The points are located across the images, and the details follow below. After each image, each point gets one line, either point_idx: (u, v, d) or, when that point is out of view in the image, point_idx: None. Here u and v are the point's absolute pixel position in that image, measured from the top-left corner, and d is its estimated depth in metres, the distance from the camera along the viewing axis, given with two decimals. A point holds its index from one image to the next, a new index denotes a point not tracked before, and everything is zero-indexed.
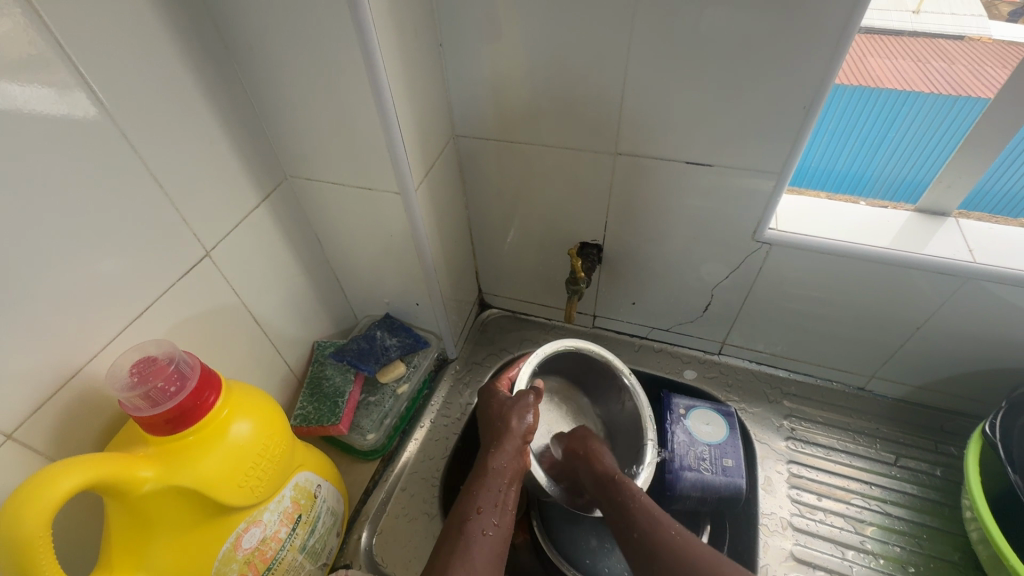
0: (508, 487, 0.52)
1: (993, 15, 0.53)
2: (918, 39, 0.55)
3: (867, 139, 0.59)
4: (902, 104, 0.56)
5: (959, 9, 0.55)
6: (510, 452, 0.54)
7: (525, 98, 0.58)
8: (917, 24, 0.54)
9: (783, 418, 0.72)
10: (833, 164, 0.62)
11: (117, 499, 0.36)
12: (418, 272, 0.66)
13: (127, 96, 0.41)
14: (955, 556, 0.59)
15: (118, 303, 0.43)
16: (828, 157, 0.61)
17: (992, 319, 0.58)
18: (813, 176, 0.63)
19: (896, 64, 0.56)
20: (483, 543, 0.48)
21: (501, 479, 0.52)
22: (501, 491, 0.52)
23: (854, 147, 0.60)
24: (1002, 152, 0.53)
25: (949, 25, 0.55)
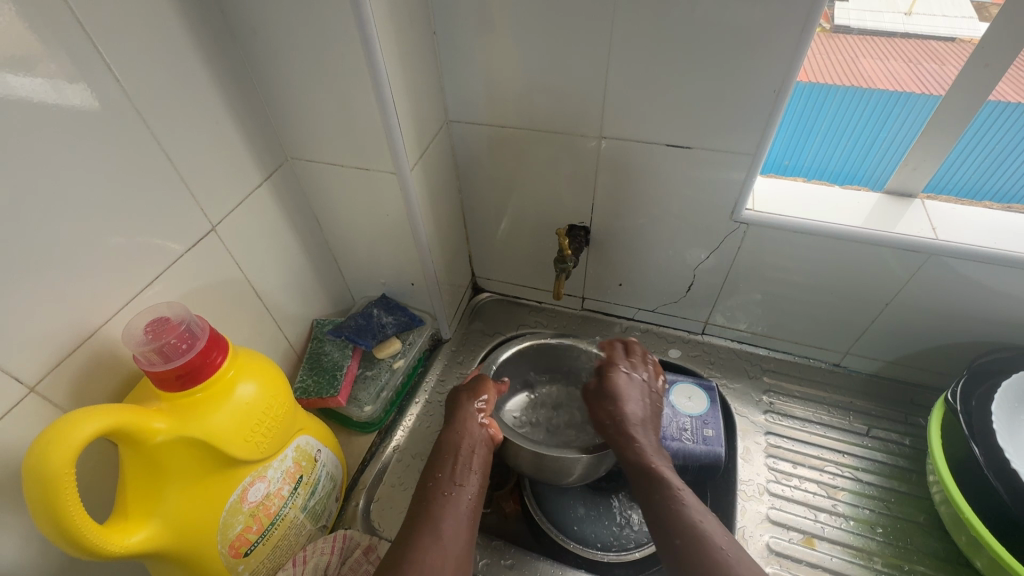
0: (465, 458, 0.57)
1: (984, 16, 0.51)
2: (908, 40, 0.62)
3: (859, 137, 0.63)
4: (896, 106, 0.59)
5: (951, 12, 0.57)
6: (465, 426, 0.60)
7: (515, 84, 0.61)
8: (908, 25, 0.61)
9: (762, 393, 0.75)
10: (827, 163, 0.66)
11: (133, 447, 0.39)
12: (413, 252, 0.68)
13: (136, 74, 0.43)
14: (920, 517, 0.63)
15: (130, 271, 0.46)
16: (823, 160, 0.66)
17: (954, 294, 0.62)
18: (807, 173, 0.67)
19: (887, 65, 0.61)
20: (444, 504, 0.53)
21: (458, 451, 0.58)
22: (459, 461, 0.57)
23: (847, 146, 0.64)
24: (962, 133, 0.57)
25: (941, 27, 0.57)
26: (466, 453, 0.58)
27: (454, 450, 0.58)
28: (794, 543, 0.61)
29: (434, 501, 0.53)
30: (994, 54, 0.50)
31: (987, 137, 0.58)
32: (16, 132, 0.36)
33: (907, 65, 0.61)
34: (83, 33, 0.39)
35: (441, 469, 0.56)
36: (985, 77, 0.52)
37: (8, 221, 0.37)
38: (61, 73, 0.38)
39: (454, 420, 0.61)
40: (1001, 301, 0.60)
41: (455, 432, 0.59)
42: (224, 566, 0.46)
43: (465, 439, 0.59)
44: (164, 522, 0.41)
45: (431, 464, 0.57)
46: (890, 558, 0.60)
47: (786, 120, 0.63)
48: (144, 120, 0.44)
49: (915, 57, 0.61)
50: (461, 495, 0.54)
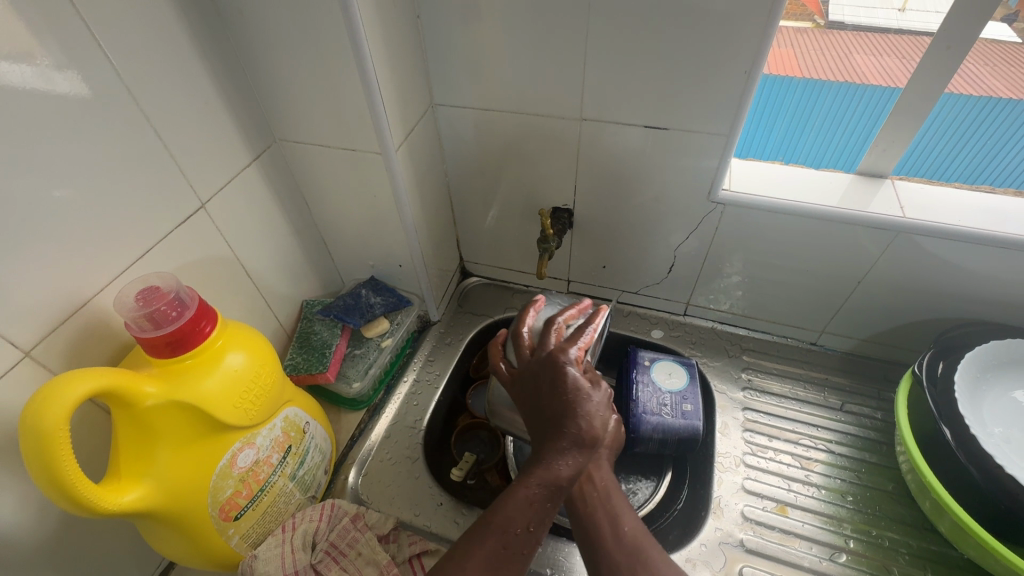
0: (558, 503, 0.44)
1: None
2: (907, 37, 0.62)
3: (854, 134, 0.69)
4: (884, 101, 0.67)
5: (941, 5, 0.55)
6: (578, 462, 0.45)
7: (498, 67, 0.63)
8: (902, 21, 0.61)
9: (741, 370, 0.77)
10: (822, 156, 0.70)
11: (125, 410, 0.41)
12: (400, 234, 0.70)
13: (123, 50, 0.44)
14: (890, 486, 0.65)
15: (123, 246, 0.47)
16: (817, 156, 0.70)
17: (921, 272, 0.64)
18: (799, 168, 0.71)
19: (888, 65, 0.68)
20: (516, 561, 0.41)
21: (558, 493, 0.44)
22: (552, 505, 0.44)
23: (842, 140, 0.69)
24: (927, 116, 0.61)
25: (930, 21, 0.55)
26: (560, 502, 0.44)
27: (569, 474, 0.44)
28: (768, 511, 0.64)
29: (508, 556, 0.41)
30: (956, 36, 0.52)
31: (942, 126, 0.64)
32: (9, 111, 0.37)
33: (904, 61, 0.65)
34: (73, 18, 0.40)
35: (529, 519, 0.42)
36: (947, 58, 0.54)
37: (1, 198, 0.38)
38: (52, 58, 0.39)
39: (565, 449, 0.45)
40: (965, 277, 0.63)
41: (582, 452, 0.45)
42: (215, 529, 0.48)
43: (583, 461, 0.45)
44: (156, 483, 0.43)
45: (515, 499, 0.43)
46: (859, 524, 0.62)
47: (781, 112, 0.69)
48: (134, 103, 0.46)
49: (911, 54, 0.63)
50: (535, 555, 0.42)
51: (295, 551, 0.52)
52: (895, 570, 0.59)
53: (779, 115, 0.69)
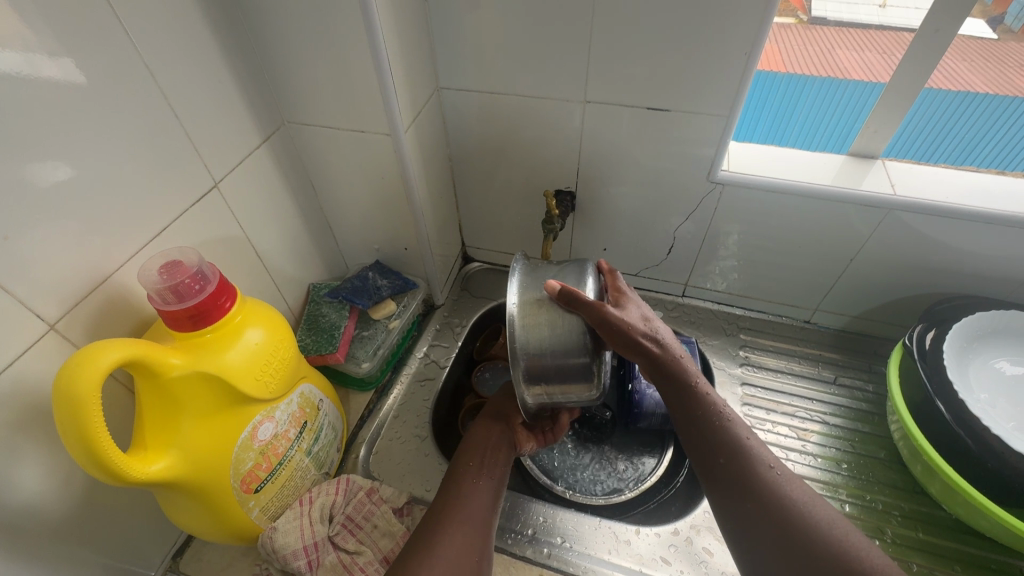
0: (494, 458, 0.57)
1: None
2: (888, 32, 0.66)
3: (834, 130, 0.69)
4: (865, 95, 0.65)
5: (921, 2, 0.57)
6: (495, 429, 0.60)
7: (503, 50, 0.63)
8: (884, 17, 0.65)
9: (738, 348, 0.80)
10: (808, 148, 0.71)
11: (151, 381, 0.41)
12: (407, 217, 0.71)
13: (132, 27, 0.44)
14: (881, 453, 0.68)
15: (138, 226, 0.48)
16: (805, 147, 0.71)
17: (911, 249, 0.67)
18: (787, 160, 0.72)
19: (859, 55, 0.68)
20: (475, 489, 0.53)
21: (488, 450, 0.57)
22: (489, 459, 0.56)
23: (824, 137, 0.70)
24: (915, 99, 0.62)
25: (913, 17, 0.58)
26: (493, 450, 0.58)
27: (486, 443, 0.58)
28: None
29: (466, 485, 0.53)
30: (944, 20, 0.54)
31: (925, 114, 0.66)
32: (15, 91, 0.37)
33: (881, 55, 0.67)
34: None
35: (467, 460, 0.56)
36: (936, 41, 0.56)
37: (16, 174, 0.38)
38: (48, 46, 0.38)
39: (482, 426, 0.61)
40: (953, 253, 0.65)
41: (483, 433, 0.60)
42: (237, 500, 0.49)
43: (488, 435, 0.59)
44: (181, 453, 0.43)
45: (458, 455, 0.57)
46: (853, 489, 0.65)
47: (766, 105, 0.70)
48: (144, 84, 0.46)
49: (891, 49, 0.66)
50: (485, 483, 0.54)
51: (314, 523, 0.53)
52: (889, 531, 0.61)
53: (766, 108, 0.70)
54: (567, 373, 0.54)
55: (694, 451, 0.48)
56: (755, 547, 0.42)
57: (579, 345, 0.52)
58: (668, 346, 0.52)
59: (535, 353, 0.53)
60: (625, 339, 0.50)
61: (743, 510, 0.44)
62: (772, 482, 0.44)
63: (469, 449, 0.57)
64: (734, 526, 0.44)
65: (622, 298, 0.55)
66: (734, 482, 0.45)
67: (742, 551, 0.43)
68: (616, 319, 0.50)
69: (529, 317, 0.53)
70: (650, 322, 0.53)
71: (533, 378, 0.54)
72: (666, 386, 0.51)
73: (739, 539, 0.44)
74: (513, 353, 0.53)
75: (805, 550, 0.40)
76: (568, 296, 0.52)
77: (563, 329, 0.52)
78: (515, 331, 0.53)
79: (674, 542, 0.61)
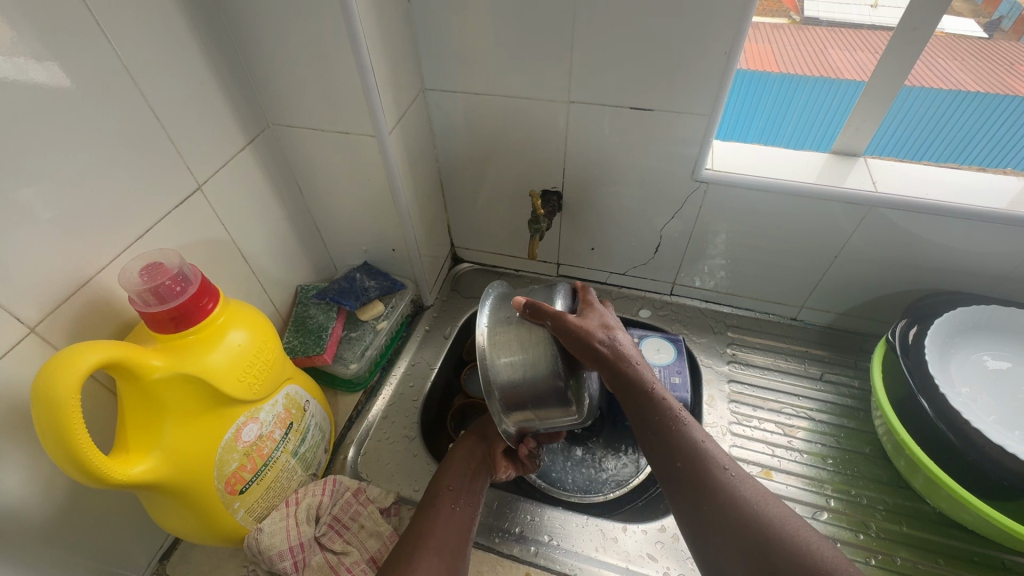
0: (471, 483, 0.59)
1: None
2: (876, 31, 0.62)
3: (829, 125, 0.70)
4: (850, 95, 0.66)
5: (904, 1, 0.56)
6: (473, 454, 0.62)
7: (487, 51, 0.64)
8: (873, 16, 0.63)
9: (725, 346, 0.80)
10: (801, 142, 0.72)
11: (132, 383, 0.41)
12: (393, 218, 0.71)
13: (113, 30, 0.44)
14: (866, 448, 0.69)
15: (121, 228, 0.48)
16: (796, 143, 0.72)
17: (894, 245, 0.67)
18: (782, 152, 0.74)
19: (855, 56, 0.67)
20: (451, 514, 0.55)
21: (465, 476, 0.60)
22: (466, 484, 0.59)
23: (819, 130, 0.71)
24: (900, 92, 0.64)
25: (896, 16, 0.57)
26: (473, 478, 0.60)
27: (465, 468, 0.60)
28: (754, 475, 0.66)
29: (441, 510, 0.55)
30: (921, 18, 0.55)
31: (915, 117, 0.67)
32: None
33: (870, 54, 0.65)
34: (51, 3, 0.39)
35: (448, 484, 0.58)
36: (913, 39, 0.57)
37: None
38: (36, 52, 0.39)
39: (460, 447, 0.63)
40: (934, 249, 0.66)
41: (462, 456, 0.62)
42: (222, 501, 0.49)
43: (467, 460, 0.61)
44: (164, 455, 0.43)
45: (438, 478, 0.59)
46: (839, 484, 0.65)
47: (761, 102, 0.70)
48: (126, 88, 0.46)
49: (877, 48, 0.64)
50: (462, 511, 0.56)
51: (300, 524, 0.53)
52: (873, 525, 0.62)
53: (753, 108, 0.71)
54: (541, 399, 0.56)
55: (654, 455, 0.49)
56: (711, 546, 0.43)
57: (544, 358, 0.55)
58: (626, 351, 0.53)
59: (506, 381, 0.56)
60: (582, 344, 0.53)
61: (698, 509, 0.45)
62: (726, 481, 0.45)
63: (448, 472, 0.60)
64: (692, 527, 0.45)
65: (587, 308, 0.58)
66: (689, 482, 0.46)
67: (703, 552, 0.43)
68: (574, 325, 0.54)
69: (498, 340, 0.57)
70: (610, 330, 0.55)
71: (509, 404, 0.57)
72: (625, 391, 0.52)
73: (698, 539, 0.44)
74: (488, 384, 0.56)
75: (755, 547, 0.41)
76: (531, 308, 0.56)
77: (530, 341, 0.56)
78: (485, 359, 0.56)
79: (661, 539, 0.61)
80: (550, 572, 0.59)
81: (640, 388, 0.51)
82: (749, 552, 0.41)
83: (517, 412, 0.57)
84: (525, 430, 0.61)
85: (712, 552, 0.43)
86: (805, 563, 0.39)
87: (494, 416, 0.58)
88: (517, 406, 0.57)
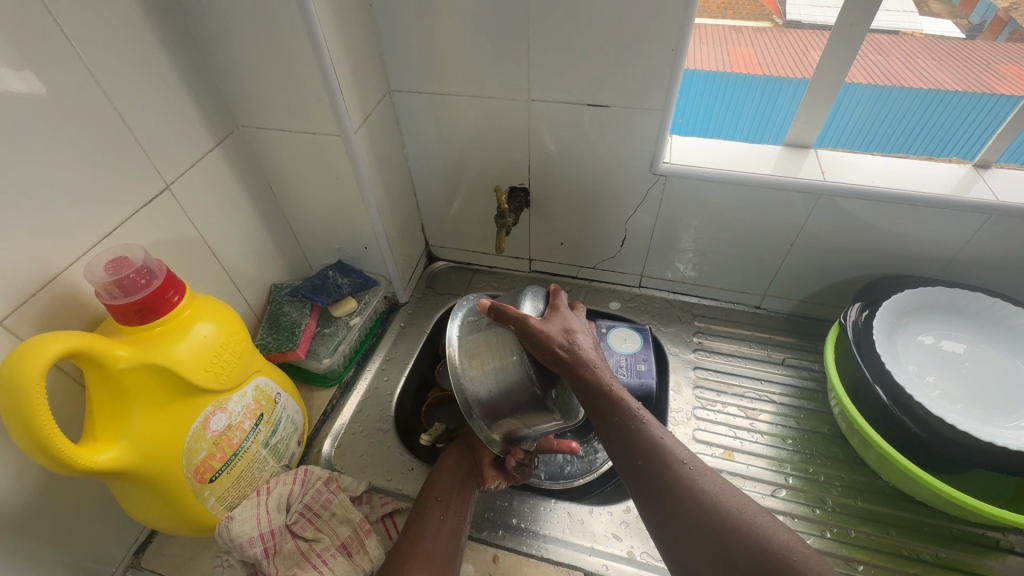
0: (461, 494, 0.60)
1: None
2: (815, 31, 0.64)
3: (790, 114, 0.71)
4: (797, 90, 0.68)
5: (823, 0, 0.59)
6: (459, 464, 0.63)
7: (450, 53, 0.66)
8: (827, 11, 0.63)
9: (692, 334, 0.83)
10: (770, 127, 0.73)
11: (99, 373, 0.43)
12: (364, 217, 0.73)
13: (83, 37, 0.46)
14: (824, 428, 0.71)
15: (89, 226, 0.49)
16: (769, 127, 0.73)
17: (846, 231, 0.70)
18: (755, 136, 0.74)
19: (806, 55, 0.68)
20: (439, 527, 0.56)
21: (454, 487, 0.60)
22: (454, 494, 0.60)
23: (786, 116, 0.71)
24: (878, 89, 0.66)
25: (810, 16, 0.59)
26: (461, 490, 0.61)
27: (452, 479, 0.61)
28: (717, 456, 0.68)
29: (428, 525, 0.56)
30: (857, 15, 0.58)
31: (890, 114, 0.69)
32: None
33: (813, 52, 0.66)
34: (20, 11, 0.41)
35: (434, 497, 0.59)
36: (852, 35, 0.60)
37: None
38: (4, 57, 0.41)
39: (445, 459, 0.64)
40: (882, 235, 0.69)
41: (448, 468, 0.62)
42: (191, 490, 0.50)
43: (453, 471, 0.62)
44: (132, 443, 0.45)
45: (425, 491, 0.60)
46: (798, 463, 0.68)
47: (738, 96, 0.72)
48: (95, 92, 0.48)
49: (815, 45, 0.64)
50: (448, 523, 0.57)
51: (270, 512, 0.55)
52: (830, 501, 0.64)
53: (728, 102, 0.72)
54: (520, 407, 0.58)
55: (617, 454, 0.50)
56: (675, 540, 0.45)
57: (513, 360, 0.57)
58: (585, 355, 0.53)
59: (479, 389, 0.58)
60: (542, 349, 0.53)
61: (661, 506, 0.47)
62: (685, 476, 0.47)
63: (436, 484, 0.60)
64: (656, 522, 0.47)
65: (553, 312, 0.58)
66: (653, 480, 0.47)
67: (667, 545, 0.46)
68: (535, 329, 0.54)
69: (466, 348, 0.60)
70: (571, 334, 0.55)
71: (489, 416, 0.59)
72: (586, 397, 0.52)
73: (663, 534, 0.46)
74: (463, 397, 0.58)
75: (715, 540, 0.43)
76: (495, 311, 0.56)
77: (497, 345, 0.58)
78: (457, 371, 0.59)
79: (626, 520, 0.63)
80: (517, 553, 0.61)
81: (599, 393, 0.51)
82: (709, 544, 0.43)
83: (502, 422, 0.59)
84: (513, 436, 0.61)
85: (678, 546, 0.45)
86: (762, 548, 0.42)
87: (479, 427, 0.59)
88: (498, 416, 0.59)
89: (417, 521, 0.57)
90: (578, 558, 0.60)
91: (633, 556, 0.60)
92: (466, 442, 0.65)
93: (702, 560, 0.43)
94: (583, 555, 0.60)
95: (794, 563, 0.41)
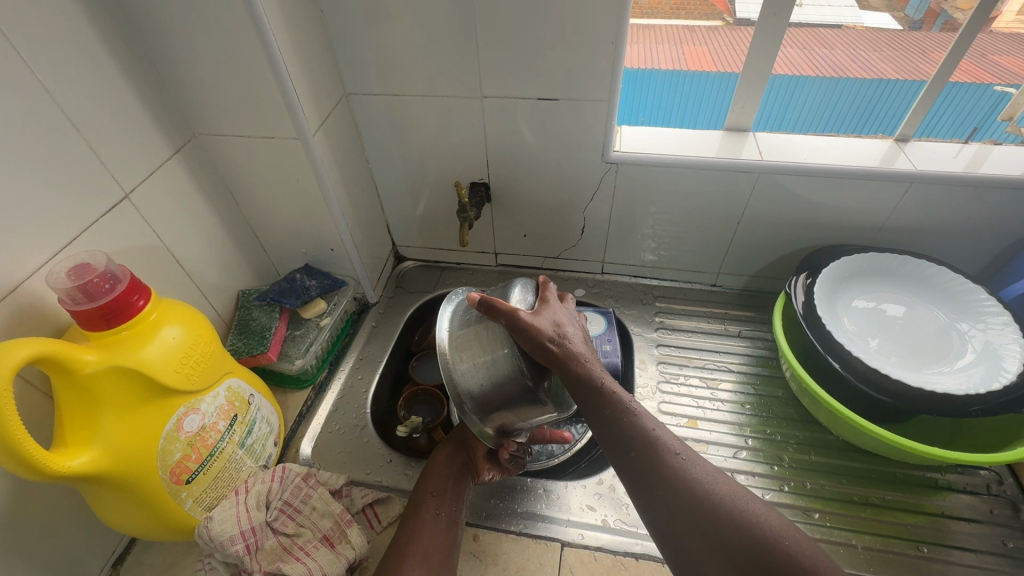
0: (456, 490, 0.61)
1: None
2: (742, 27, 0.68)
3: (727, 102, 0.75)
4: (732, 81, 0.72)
5: None
6: (453, 460, 0.64)
7: (401, 54, 0.68)
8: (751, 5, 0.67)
9: (654, 315, 0.87)
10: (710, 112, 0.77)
11: (65, 377, 0.44)
12: (327, 218, 0.74)
13: (29, 49, 0.46)
14: (779, 391, 0.76)
15: (46, 235, 0.49)
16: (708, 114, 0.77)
17: (786, 206, 0.75)
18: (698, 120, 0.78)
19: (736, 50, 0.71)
20: (434, 523, 0.57)
21: (448, 482, 0.61)
22: (449, 489, 0.61)
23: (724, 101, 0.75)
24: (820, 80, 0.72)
25: None
26: (455, 486, 0.61)
27: (445, 474, 0.62)
28: (682, 426, 0.72)
29: (423, 522, 0.57)
30: (778, 5, 0.62)
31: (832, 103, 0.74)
32: None
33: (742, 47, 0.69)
34: None
35: (430, 492, 0.60)
36: (776, 24, 0.64)
37: None
38: None
39: (438, 454, 0.64)
40: (818, 208, 0.74)
41: (442, 463, 0.63)
42: (168, 491, 0.50)
43: (448, 466, 0.63)
44: (104, 446, 0.45)
45: (421, 488, 0.61)
46: (756, 425, 0.72)
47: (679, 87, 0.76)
48: (45, 104, 0.48)
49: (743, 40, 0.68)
50: (442, 519, 0.58)
51: (250, 509, 0.55)
52: (786, 457, 0.68)
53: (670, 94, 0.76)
54: (511, 399, 0.59)
55: (611, 444, 0.51)
56: (669, 525, 0.46)
57: (505, 353, 0.58)
58: (574, 349, 0.55)
59: (470, 383, 0.59)
60: (533, 343, 0.55)
61: (653, 493, 0.48)
62: (676, 465, 0.48)
63: (432, 479, 0.61)
64: (650, 508, 0.48)
65: (543, 306, 0.60)
66: (646, 470, 0.49)
67: (660, 530, 0.47)
68: (525, 323, 0.55)
69: (456, 342, 0.61)
70: (560, 327, 0.57)
71: (482, 410, 0.60)
72: (576, 389, 0.54)
73: (657, 519, 0.47)
74: (456, 391, 0.59)
75: (707, 525, 0.44)
76: (485, 305, 0.56)
77: (488, 339, 0.59)
78: (448, 364, 0.59)
79: (599, 491, 0.66)
80: (496, 531, 0.63)
81: (590, 383, 0.53)
82: (702, 527, 0.44)
83: (495, 416, 0.61)
84: (506, 429, 0.63)
85: (671, 531, 0.46)
86: (753, 533, 0.42)
87: (472, 421, 0.60)
88: (491, 410, 0.60)
89: (412, 518, 0.57)
90: (555, 531, 0.62)
91: (607, 524, 0.63)
92: (459, 436, 0.66)
93: (695, 544, 0.44)
94: (560, 527, 0.63)
95: (788, 544, 0.41)
